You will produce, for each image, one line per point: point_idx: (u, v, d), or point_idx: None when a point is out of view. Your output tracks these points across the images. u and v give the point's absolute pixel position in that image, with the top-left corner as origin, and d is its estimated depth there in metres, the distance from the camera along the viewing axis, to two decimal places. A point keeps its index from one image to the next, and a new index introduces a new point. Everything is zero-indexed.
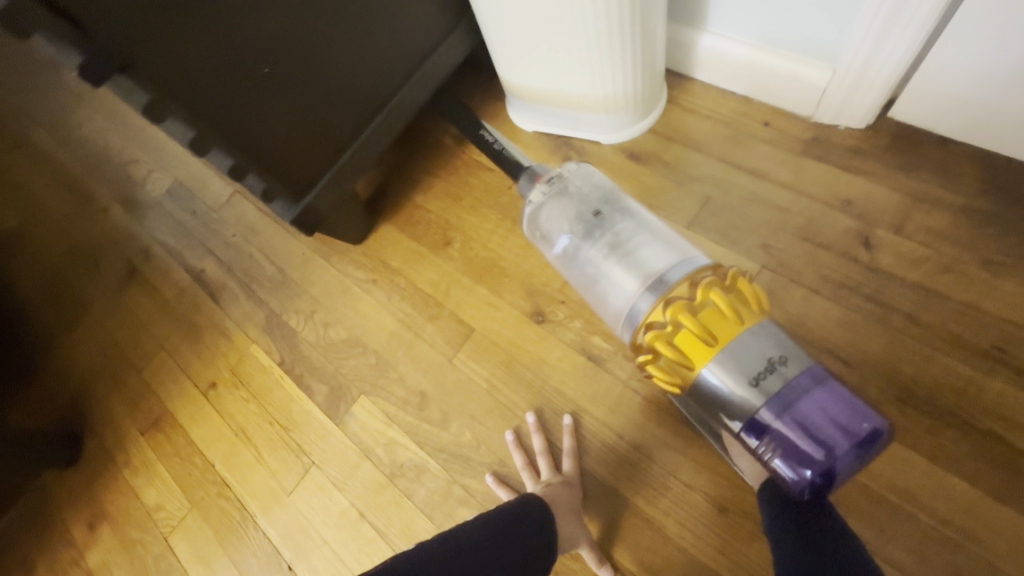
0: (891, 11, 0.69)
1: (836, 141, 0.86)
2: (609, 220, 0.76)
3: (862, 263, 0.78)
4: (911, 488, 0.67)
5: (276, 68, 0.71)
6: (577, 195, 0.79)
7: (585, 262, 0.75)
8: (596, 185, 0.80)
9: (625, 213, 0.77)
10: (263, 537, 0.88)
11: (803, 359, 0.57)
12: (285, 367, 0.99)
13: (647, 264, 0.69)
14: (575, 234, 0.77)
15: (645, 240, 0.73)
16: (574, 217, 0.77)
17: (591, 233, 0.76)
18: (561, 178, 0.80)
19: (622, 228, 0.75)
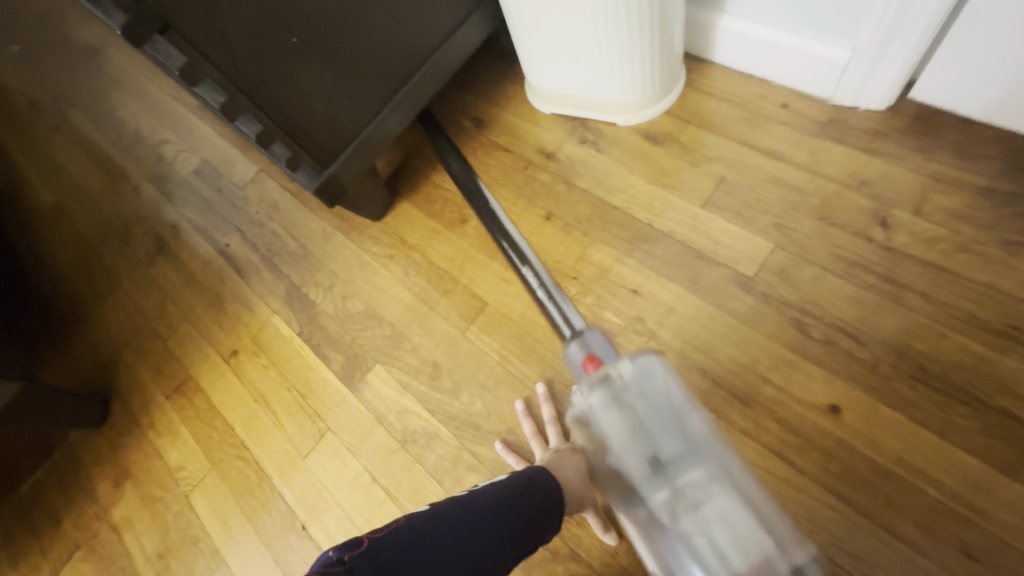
0: None
1: (853, 123, 0.86)
2: (674, 456, 0.64)
3: (876, 242, 0.78)
4: (918, 463, 0.67)
5: (304, 38, 0.74)
6: (639, 422, 0.66)
7: (648, 501, 0.64)
8: (663, 386, 0.67)
9: (696, 456, 0.64)
10: (278, 497, 0.90)
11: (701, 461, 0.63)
12: (304, 337, 1.02)
13: (716, 544, 0.59)
14: (633, 472, 0.65)
15: (674, 439, 0.65)
16: (628, 442, 0.66)
17: (650, 471, 0.64)
18: (625, 381, 0.68)
19: (688, 478, 0.62)
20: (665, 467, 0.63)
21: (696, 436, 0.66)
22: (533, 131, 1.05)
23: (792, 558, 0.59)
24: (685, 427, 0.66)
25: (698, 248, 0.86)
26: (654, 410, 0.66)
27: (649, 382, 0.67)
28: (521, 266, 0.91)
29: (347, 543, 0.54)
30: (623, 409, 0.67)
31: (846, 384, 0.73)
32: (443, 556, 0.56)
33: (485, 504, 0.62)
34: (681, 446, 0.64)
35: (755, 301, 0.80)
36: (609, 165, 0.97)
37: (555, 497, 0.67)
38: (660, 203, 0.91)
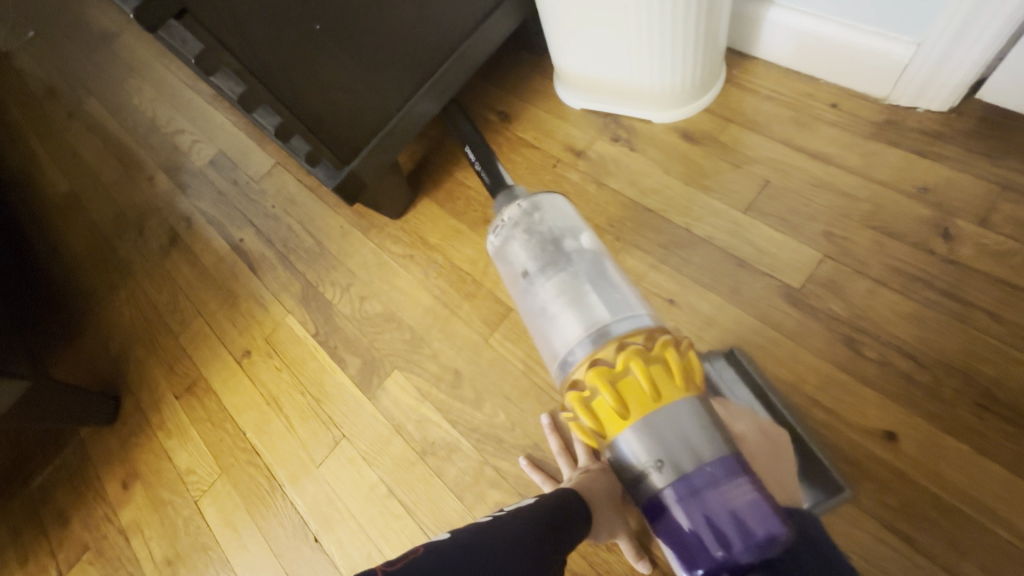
0: None
1: (912, 125, 0.80)
2: (567, 257, 0.69)
3: (939, 255, 0.72)
4: (984, 499, 0.62)
5: (324, 25, 0.69)
6: (544, 233, 0.72)
7: (538, 293, 0.67)
8: (568, 215, 0.75)
9: (586, 256, 0.69)
10: (291, 507, 0.87)
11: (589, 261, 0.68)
12: (319, 338, 0.98)
13: (591, 312, 0.61)
14: (532, 271, 0.69)
15: (571, 247, 0.70)
16: (531, 249, 0.71)
17: (546, 268, 0.68)
18: (535, 203, 0.75)
19: (578, 271, 0.67)
20: (562, 260, 0.68)
21: (590, 249, 0.70)
22: (562, 128, 0.99)
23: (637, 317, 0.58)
24: (580, 242, 0.71)
25: (740, 256, 0.80)
26: (556, 227, 0.72)
27: (556, 210, 0.75)
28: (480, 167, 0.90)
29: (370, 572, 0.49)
30: (532, 222, 0.73)
31: (902, 408, 0.67)
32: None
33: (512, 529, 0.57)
34: (575, 252, 0.70)
35: (803, 316, 0.75)
36: (644, 166, 0.91)
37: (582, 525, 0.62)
38: (699, 207, 0.85)
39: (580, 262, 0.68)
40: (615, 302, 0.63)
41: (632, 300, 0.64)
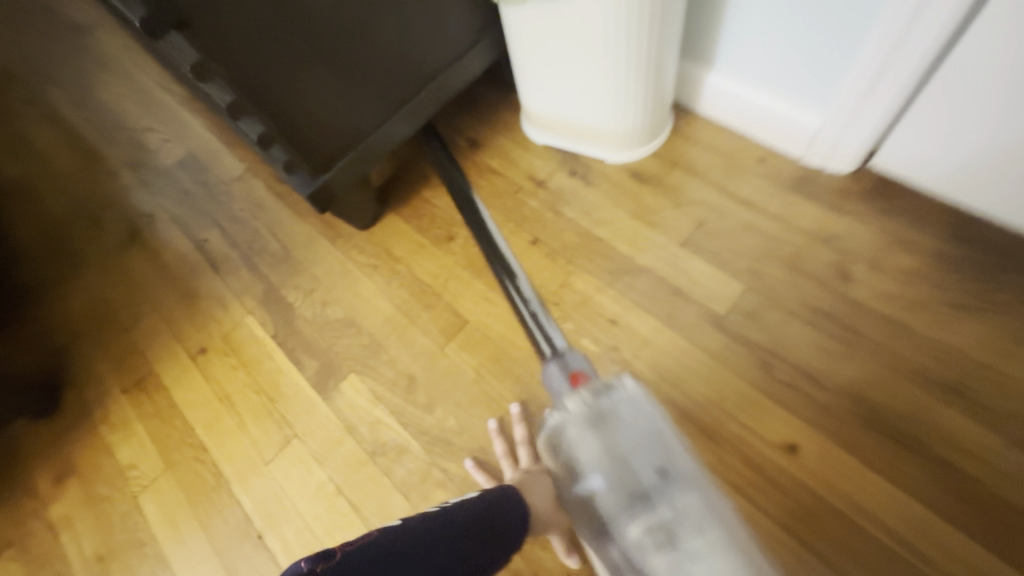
0: (878, 70, 0.76)
1: (823, 182, 0.93)
2: (652, 493, 0.64)
3: (839, 294, 0.84)
4: (866, 505, 0.72)
5: (314, 50, 0.75)
6: (618, 448, 0.67)
7: (635, 552, 0.62)
8: (637, 417, 0.70)
9: (687, 484, 0.65)
10: (236, 504, 0.88)
11: (689, 484, 0.65)
12: (279, 339, 1.00)
13: None
14: (608, 499, 0.66)
15: (670, 488, 0.64)
16: (611, 476, 0.66)
17: (629, 506, 0.64)
18: (603, 405, 0.70)
19: (682, 508, 0.63)
20: (630, 472, 0.66)
21: (677, 466, 0.66)
22: (526, 159, 1.08)
23: None
24: (669, 466, 0.66)
25: (675, 285, 0.90)
26: (623, 440, 0.68)
27: (626, 412, 0.70)
28: (526, 320, 0.91)
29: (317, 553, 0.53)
30: (602, 431, 0.69)
31: (804, 424, 0.77)
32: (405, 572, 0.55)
33: (447, 521, 0.61)
34: (645, 457, 0.67)
35: (726, 340, 0.84)
36: (597, 199, 1.01)
37: (516, 524, 0.66)
38: (643, 238, 0.95)
39: (684, 488, 0.65)
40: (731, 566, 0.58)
41: (731, 546, 0.59)
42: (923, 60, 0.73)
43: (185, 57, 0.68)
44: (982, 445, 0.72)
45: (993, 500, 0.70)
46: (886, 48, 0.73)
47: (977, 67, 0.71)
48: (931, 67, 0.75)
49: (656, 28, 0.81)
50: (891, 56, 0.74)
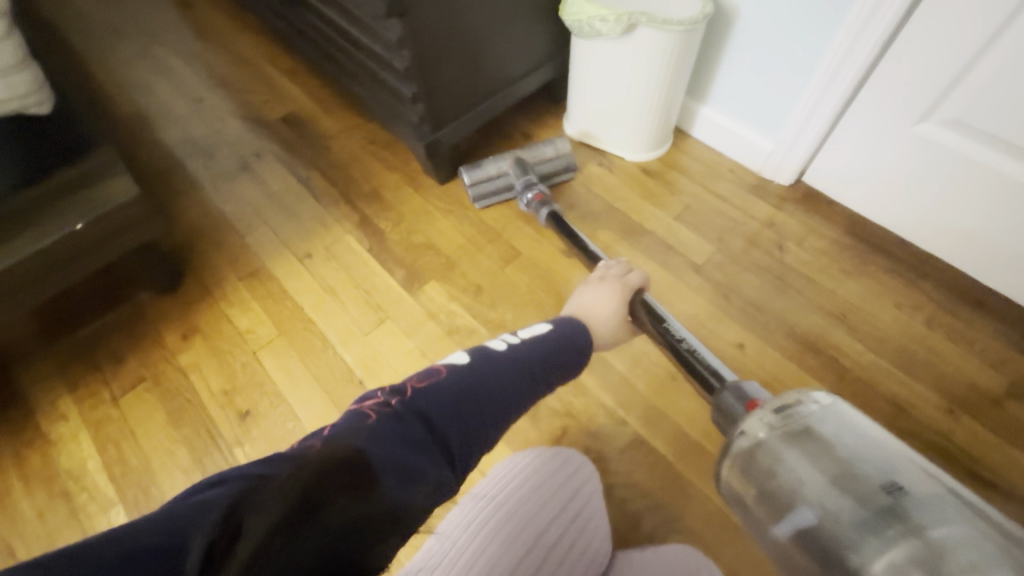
0: (806, 118, 1.21)
1: (771, 188, 1.37)
2: (904, 514, 0.40)
3: (776, 257, 1.26)
4: (785, 381, 1.10)
5: (459, 44, 1.11)
6: (838, 459, 0.45)
7: None
8: (845, 431, 0.48)
9: (929, 505, 0.41)
10: (340, 359, 1.17)
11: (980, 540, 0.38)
12: (373, 252, 1.32)
13: None
14: (841, 528, 0.41)
15: (918, 501, 0.42)
16: (836, 490, 0.43)
17: (869, 527, 0.40)
18: (799, 406, 0.51)
19: (945, 532, 0.39)
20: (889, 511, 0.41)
21: (920, 496, 0.42)
22: (567, 151, 1.48)
23: None
24: (901, 484, 0.43)
25: (670, 243, 1.30)
26: (846, 455, 0.46)
27: (831, 418, 0.49)
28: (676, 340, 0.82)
29: (393, 389, 0.59)
30: (810, 444, 0.47)
31: (749, 333, 1.16)
32: (463, 399, 0.60)
33: (510, 353, 0.70)
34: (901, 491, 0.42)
35: (701, 280, 1.24)
36: (618, 183, 1.41)
37: (578, 354, 0.80)
38: (648, 211, 1.35)
39: (916, 506, 0.41)
40: None
41: None
42: (830, 117, 1.18)
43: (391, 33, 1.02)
44: (856, 351, 1.12)
45: (859, 383, 1.09)
46: (811, 105, 1.18)
47: (864, 124, 1.16)
48: (835, 122, 1.19)
49: (674, 69, 1.24)
50: (814, 111, 1.19)
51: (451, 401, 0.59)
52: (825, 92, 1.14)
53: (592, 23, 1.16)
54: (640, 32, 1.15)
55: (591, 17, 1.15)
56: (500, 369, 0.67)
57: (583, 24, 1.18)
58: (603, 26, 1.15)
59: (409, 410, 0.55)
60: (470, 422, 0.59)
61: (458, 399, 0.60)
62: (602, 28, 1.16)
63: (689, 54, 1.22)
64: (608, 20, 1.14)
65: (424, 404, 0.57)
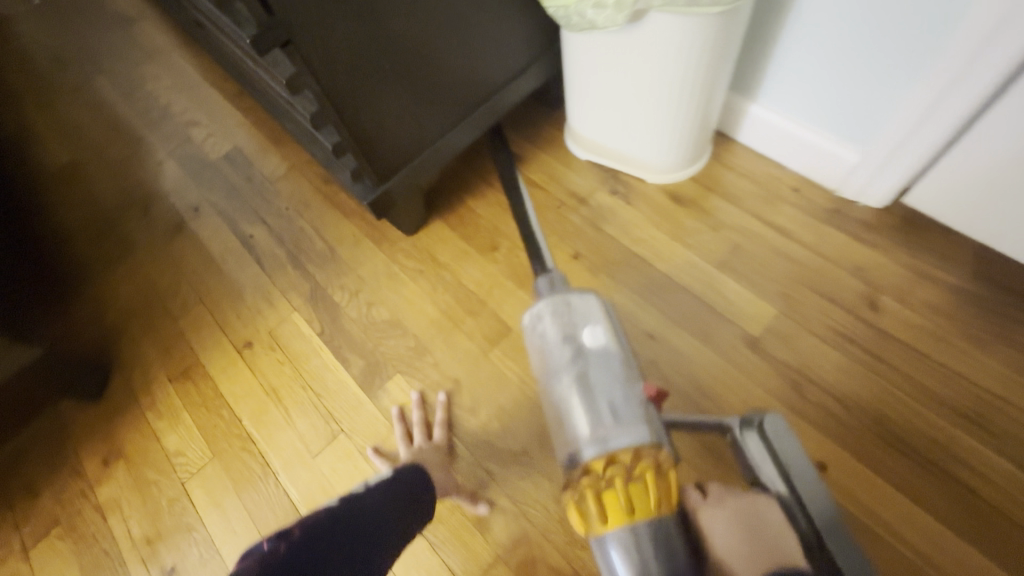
0: (915, 122, 0.82)
1: (854, 214, 0.99)
2: (585, 355, 0.69)
3: (868, 322, 0.89)
4: (889, 521, 0.77)
5: (394, 67, 0.79)
6: (570, 325, 0.72)
7: (562, 394, 0.68)
8: (593, 317, 0.72)
9: (595, 343, 0.70)
10: (283, 493, 0.92)
11: (585, 354, 0.69)
12: (324, 337, 1.04)
13: (590, 390, 0.66)
14: (561, 364, 0.70)
15: (596, 350, 0.69)
16: (562, 342, 0.71)
17: (571, 362, 0.69)
18: (568, 300, 0.74)
19: (591, 359, 0.69)
20: (582, 357, 0.69)
21: (607, 347, 0.70)
22: (568, 175, 1.13)
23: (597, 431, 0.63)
24: (583, 342, 0.70)
25: (712, 305, 0.95)
26: (578, 320, 0.72)
27: (585, 307, 0.73)
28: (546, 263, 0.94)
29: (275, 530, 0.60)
30: (563, 319, 0.72)
31: (833, 443, 0.82)
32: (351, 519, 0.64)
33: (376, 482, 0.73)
34: (608, 353, 0.69)
35: (758, 359, 0.89)
36: (637, 217, 1.06)
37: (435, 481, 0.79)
38: (680, 257, 1.00)
39: (595, 347, 0.70)
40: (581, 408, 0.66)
41: (622, 377, 0.67)
42: (956, 120, 0.78)
43: (283, 69, 0.71)
44: (994, 469, 0.77)
45: (1000, 521, 0.75)
46: (923, 104, 0.79)
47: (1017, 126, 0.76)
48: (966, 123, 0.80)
49: (709, 64, 0.86)
50: (928, 112, 0.80)
51: (331, 527, 0.62)
52: (951, 85, 0.75)
53: (582, 11, 0.80)
54: (650, 17, 0.79)
55: (580, 4, 0.79)
56: (382, 492, 0.71)
57: (570, 14, 0.82)
58: (598, 14, 0.79)
59: (304, 535, 0.59)
60: (352, 551, 0.61)
61: (345, 522, 0.63)
62: (598, 18, 0.80)
63: (730, 39, 0.84)
64: (604, 5, 0.77)
65: (311, 531, 0.60)
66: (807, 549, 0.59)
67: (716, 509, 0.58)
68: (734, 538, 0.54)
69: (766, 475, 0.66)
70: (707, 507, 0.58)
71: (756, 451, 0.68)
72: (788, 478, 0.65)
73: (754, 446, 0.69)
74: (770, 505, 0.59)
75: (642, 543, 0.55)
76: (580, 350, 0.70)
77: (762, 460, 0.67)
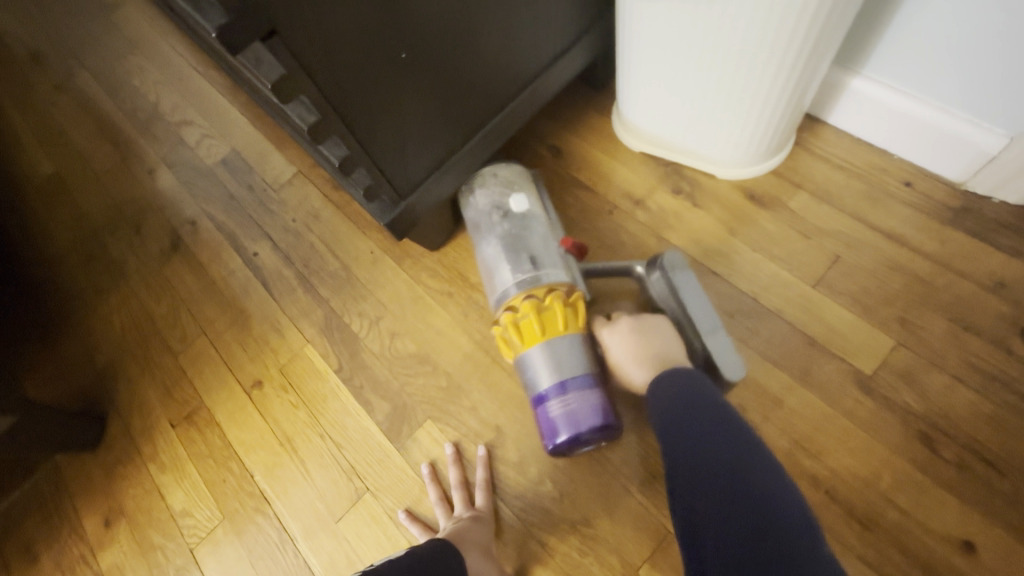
0: None
1: (988, 214, 0.79)
2: (510, 215, 0.78)
3: (1015, 354, 0.71)
4: None
5: (412, 55, 0.62)
6: (499, 191, 0.80)
7: (489, 249, 0.77)
8: (516, 184, 0.81)
9: (521, 208, 0.78)
10: (304, 564, 0.79)
11: (513, 217, 0.78)
12: (343, 375, 0.90)
13: (514, 245, 0.76)
14: (487, 223, 0.79)
15: (523, 215, 0.78)
16: (490, 207, 0.79)
17: (498, 220, 0.78)
18: (496, 171, 0.82)
19: (517, 219, 0.78)
20: (509, 219, 0.77)
21: (530, 211, 0.79)
22: (620, 173, 0.95)
23: (522, 274, 0.73)
24: (507, 204, 0.79)
25: (810, 334, 0.77)
26: (505, 185, 0.81)
27: (511, 174, 0.82)
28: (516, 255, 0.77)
29: None
30: (490, 187, 0.80)
31: (981, 515, 0.65)
32: None
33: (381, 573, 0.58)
34: (531, 217, 0.78)
35: (874, 404, 0.72)
36: (708, 224, 0.87)
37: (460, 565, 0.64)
38: (766, 274, 0.82)
39: (523, 212, 0.78)
40: (508, 260, 0.75)
41: (544, 237, 0.77)
42: None
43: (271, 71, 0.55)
44: None
45: None
46: None
47: None
48: None
49: (818, 33, 0.66)
50: None
51: None
52: None
53: None
54: None
55: None
56: None
57: None
58: None
59: None
60: None
61: None
62: None
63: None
64: None
65: None
66: (692, 355, 0.74)
67: (615, 330, 0.74)
68: (632, 352, 0.71)
69: (664, 301, 0.76)
70: (610, 329, 0.74)
71: (658, 286, 0.76)
72: (677, 297, 0.75)
73: (656, 280, 0.76)
74: (662, 324, 0.73)
75: (558, 353, 0.69)
76: (504, 212, 0.78)
77: (664, 296, 0.76)
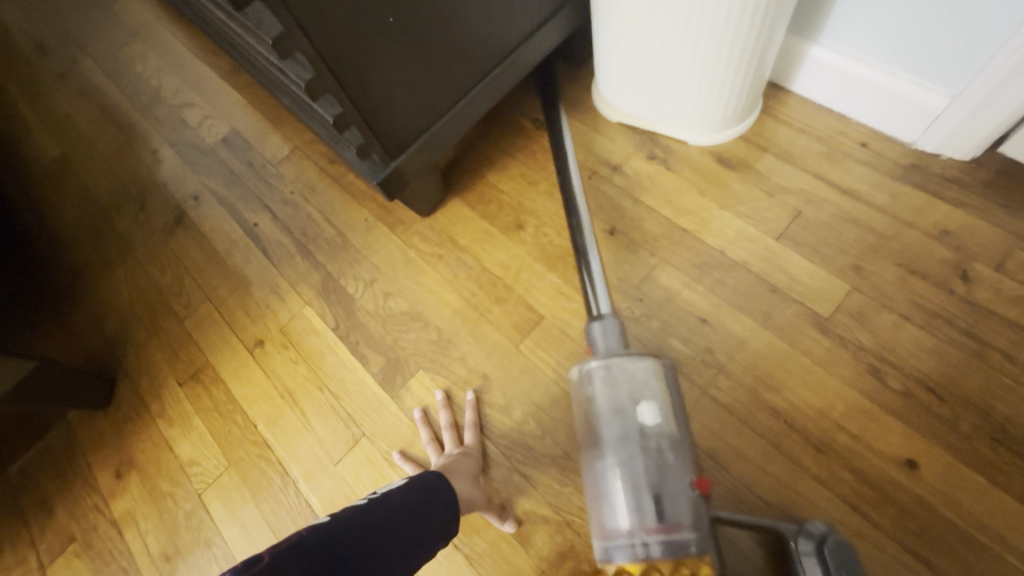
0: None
1: (936, 169, 0.86)
2: (635, 447, 0.64)
3: (957, 294, 0.78)
4: (998, 527, 0.67)
5: (399, 20, 0.68)
6: (619, 404, 0.66)
7: (608, 473, 0.65)
8: (645, 390, 0.67)
9: (648, 442, 0.64)
10: (305, 504, 0.85)
11: (641, 434, 0.64)
12: (340, 332, 0.95)
13: (640, 484, 0.62)
14: (610, 431, 0.66)
15: (650, 453, 0.64)
16: (614, 412, 0.66)
17: (619, 444, 0.65)
18: (620, 369, 0.68)
19: (646, 446, 0.64)
20: (632, 448, 0.64)
21: (662, 419, 0.65)
22: (599, 141, 1.01)
23: (645, 522, 0.60)
24: (636, 409, 0.66)
25: (772, 282, 0.83)
26: (633, 378, 0.67)
27: (638, 380, 0.67)
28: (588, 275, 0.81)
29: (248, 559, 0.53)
30: (612, 372, 0.68)
31: (924, 438, 0.71)
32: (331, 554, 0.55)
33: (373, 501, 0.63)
34: (660, 440, 0.64)
35: (830, 343, 0.78)
36: (679, 185, 0.94)
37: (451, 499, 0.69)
38: (732, 229, 0.88)
39: (658, 427, 0.65)
40: (629, 494, 0.62)
41: (677, 464, 0.64)
42: None
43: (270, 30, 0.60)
44: None
45: None
46: None
47: None
48: None
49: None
50: None
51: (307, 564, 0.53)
52: None
53: None
54: None
55: None
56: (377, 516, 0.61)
57: None
58: None
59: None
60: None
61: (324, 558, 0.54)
62: None
63: None
64: None
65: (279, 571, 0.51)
66: None
67: None
68: None
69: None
70: None
71: (813, 570, 0.62)
72: None
73: (595, 371, 0.69)
74: None
75: None
76: (626, 416, 0.66)
77: (816, 574, 0.62)
